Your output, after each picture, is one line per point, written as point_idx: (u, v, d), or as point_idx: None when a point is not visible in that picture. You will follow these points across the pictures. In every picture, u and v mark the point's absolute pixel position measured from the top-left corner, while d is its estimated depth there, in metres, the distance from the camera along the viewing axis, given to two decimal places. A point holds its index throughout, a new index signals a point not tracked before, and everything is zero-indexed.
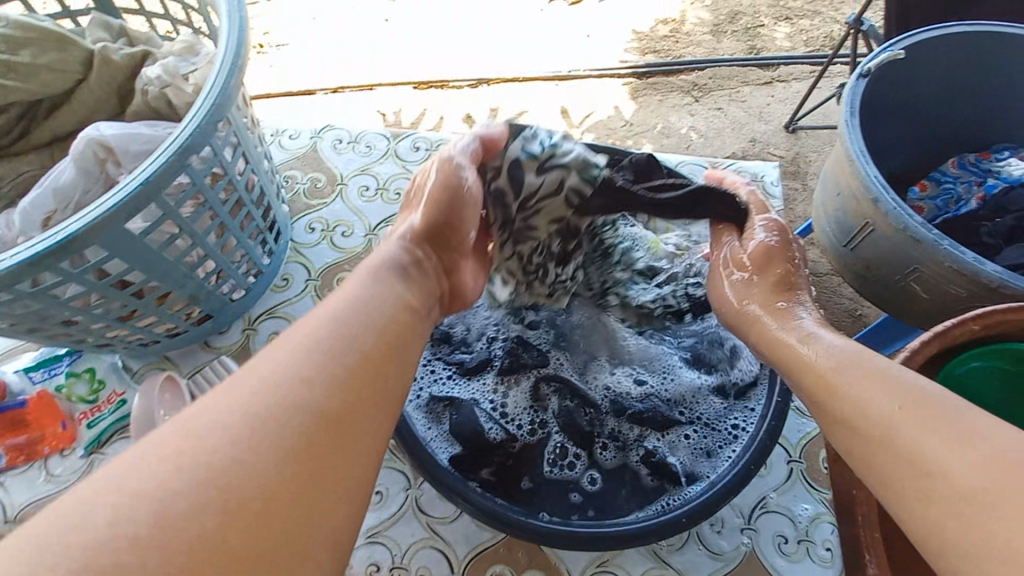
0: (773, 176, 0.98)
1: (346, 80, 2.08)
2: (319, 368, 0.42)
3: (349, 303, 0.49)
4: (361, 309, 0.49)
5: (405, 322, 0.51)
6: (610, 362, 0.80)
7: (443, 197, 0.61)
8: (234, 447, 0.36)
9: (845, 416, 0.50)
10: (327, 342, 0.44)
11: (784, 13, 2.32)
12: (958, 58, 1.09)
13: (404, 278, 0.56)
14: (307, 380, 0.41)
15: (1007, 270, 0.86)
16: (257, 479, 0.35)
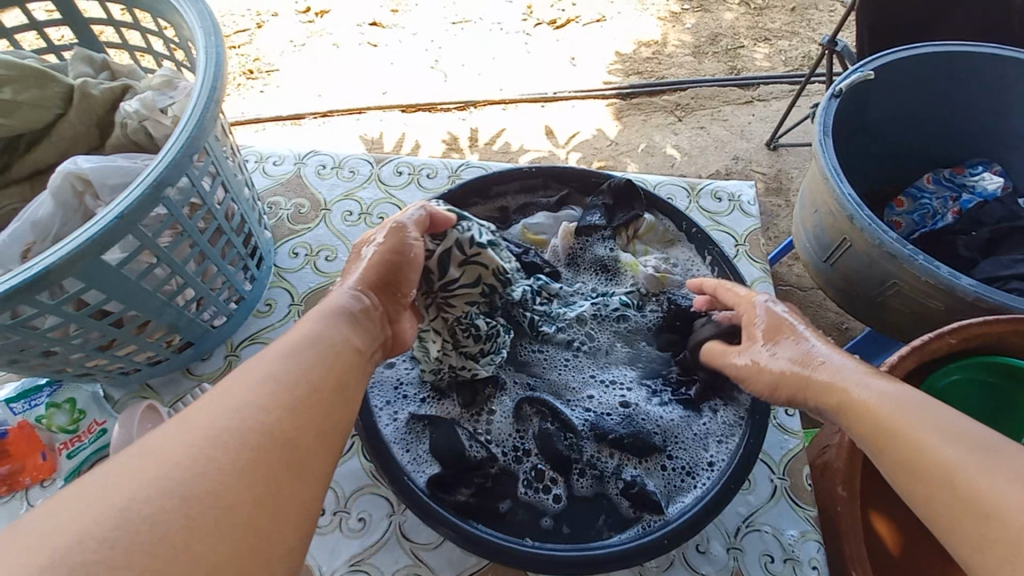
0: (750, 195, 1.00)
1: (335, 104, 2.11)
2: (276, 395, 0.43)
3: (296, 346, 0.48)
4: (312, 343, 0.49)
5: (354, 364, 0.51)
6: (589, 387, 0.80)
7: (390, 258, 0.61)
8: (202, 481, 0.36)
9: (895, 455, 0.47)
10: (277, 365, 0.45)
11: (763, 35, 2.39)
12: (927, 77, 1.12)
13: (352, 324, 0.54)
14: (264, 407, 0.41)
15: (983, 284, 0.88)
16: (226, 514, 0.35)
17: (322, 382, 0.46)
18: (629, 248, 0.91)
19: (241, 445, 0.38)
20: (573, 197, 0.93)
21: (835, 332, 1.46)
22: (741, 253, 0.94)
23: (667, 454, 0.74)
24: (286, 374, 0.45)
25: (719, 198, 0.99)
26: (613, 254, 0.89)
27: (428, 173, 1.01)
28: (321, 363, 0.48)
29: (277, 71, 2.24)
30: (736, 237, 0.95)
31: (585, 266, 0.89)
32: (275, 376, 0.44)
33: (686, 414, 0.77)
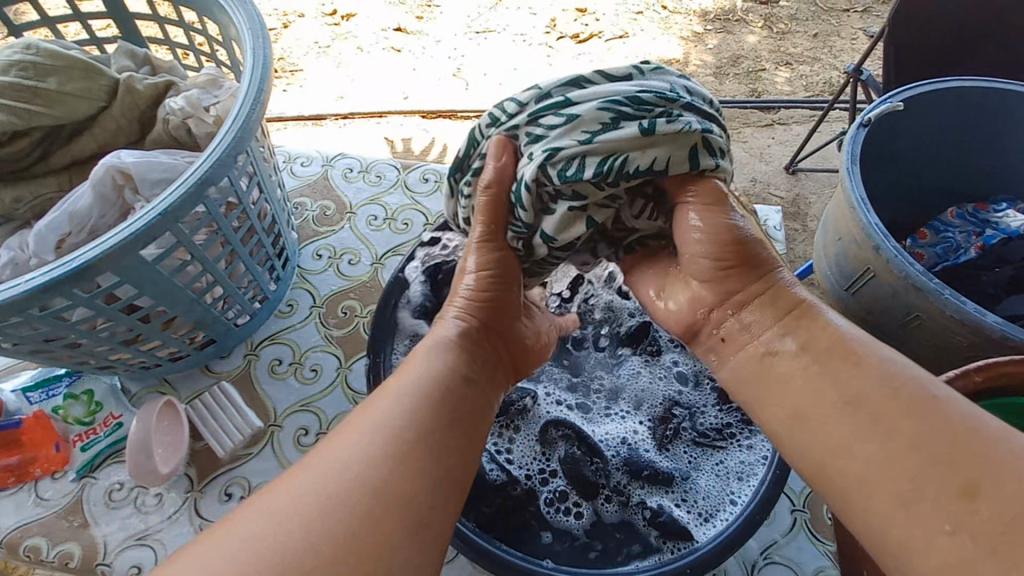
0: (777, 220, 0.99)
1: (357, 106, 2.13)
2: (407, 445, 0.46)
3: (416, 377, 0.53)
4: (427, 379, 0.53)
5: (463, 393, 0.54)
6: (621, 419, 0.79)
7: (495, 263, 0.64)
8: None
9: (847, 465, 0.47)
10: (404, 413, 0.49)
11: (785, 59, 2.40)
12: (956, 111, 1.12)
13: (458, 350, 0.58)
14: (398, 459, 0.45)
15: (1008, 322, 0.86)
16: None
17: (447, 422, 0.50)
18: None
19: (345, 495, 0.42)
20: None
21: None
22: None
23: (693, 483, 0.72)
24: (410, 421, 0.49)
25: None
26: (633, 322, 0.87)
27: None
28: (442, 407, 0.51)
29: (301, 71, 2.27)
30: None
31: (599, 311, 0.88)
32: (403, 422, 0.48)
33: (713, 446, 0.75)
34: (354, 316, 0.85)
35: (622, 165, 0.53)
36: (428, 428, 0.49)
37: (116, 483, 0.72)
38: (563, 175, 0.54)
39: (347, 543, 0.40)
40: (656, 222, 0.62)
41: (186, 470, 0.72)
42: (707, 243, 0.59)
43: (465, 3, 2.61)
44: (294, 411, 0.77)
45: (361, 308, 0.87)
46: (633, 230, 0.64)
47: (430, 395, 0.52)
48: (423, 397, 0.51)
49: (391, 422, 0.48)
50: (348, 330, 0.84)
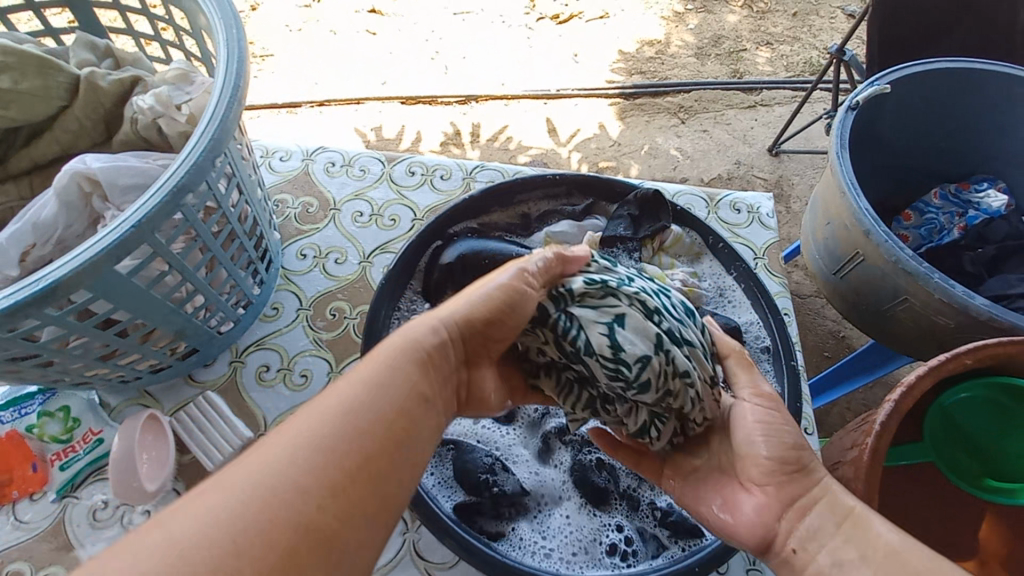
0: (769, 207, 0.97)
1: (333, 94, 2.08)
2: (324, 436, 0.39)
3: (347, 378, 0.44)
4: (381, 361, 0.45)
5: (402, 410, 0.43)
6: None
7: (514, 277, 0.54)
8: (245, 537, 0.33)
9: None
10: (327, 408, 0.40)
11: (766, 38, 2.38)
12: (943, 93, 1.13)
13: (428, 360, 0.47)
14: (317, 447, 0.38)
15: (997, 304, 0.88)
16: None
17: (378, 416, 0.42)
18: (654, 259, 0.78)
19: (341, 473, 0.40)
20: (599, 206, 0.81)
21: (834, 340, 1.47)
22: (760, 266, 0.91)
23: None
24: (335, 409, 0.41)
25: (738, 209, 0.96)
26: (639, 265, 0.74)
27: (441, 174, 0.98)
28: (373, 403, 0.42)
29: (272, 56, 2.19)
30: (756, 250, 0.92)
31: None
32: (336, 408, 0.41)
33: None
34: (343, 318, 0.82)
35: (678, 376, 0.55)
36: (345, 418, 0.40)
37: (100, 501, 0.68)
38: (614, 322, 0.55)
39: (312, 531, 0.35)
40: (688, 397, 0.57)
41: (174, 485, 0.68)
42: (770, 434, 0.56)
43: None
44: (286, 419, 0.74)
45: (350, 309, 0.84)
46: (678, 394, 0.56)
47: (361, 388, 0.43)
48: (362, 388, 0.43)
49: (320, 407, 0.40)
50: (338, 333, 0.81)
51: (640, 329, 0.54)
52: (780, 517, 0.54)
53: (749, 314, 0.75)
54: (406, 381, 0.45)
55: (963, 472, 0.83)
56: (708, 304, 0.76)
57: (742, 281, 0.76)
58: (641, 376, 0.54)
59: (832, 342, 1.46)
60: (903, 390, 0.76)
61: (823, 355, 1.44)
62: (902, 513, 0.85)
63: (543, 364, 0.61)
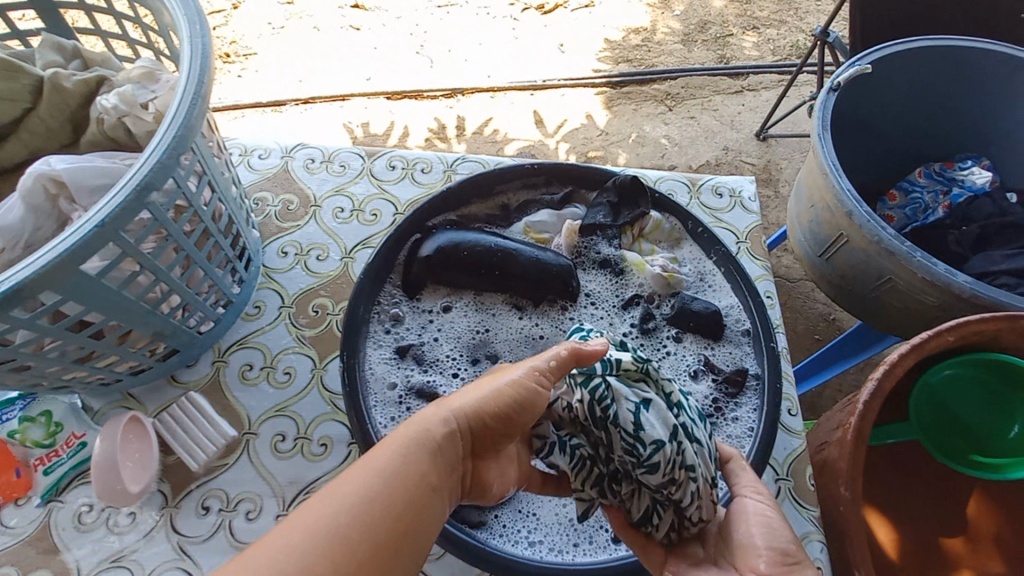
0: (751, 191, 0.97)
1: (318, 91, 2.07)
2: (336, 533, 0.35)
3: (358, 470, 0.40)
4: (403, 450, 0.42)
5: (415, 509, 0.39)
6: None
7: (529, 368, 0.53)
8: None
9: None
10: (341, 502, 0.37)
11: (752, 23, 2.37)
12: (923, 73, 1.13)
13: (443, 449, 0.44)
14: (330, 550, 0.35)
15: (978, 281, 0.88)
16: None
17: (393, 512, 0.38)
18: (635, 246, 0.78)
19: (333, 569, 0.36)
20: (578, 194, 0.81)
21: (824, 322, 1.48)
22: (742, 250, 0.91)
23: None
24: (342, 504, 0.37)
25: (719, 194, 0.96)
26: (618, 252, 0.76)
27: (422, 168, 0.97)
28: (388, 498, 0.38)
29: (256, 54, 2.18)
30: (738, 234, 0.92)
31: (589, 267, 0.77)
32: (354, 493, 0.37)
33: None
34: (325, 315, 0.82)
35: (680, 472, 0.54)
36: (361, 509, 0.37)
37: (85, 505, 0.68)
38: (642, 402, 0.55)
39: None
40: (690, 498, 0.55)
41: (159, 486, 0.68)
42: (772, 528, 0.53)
43: None
44: (268, 417, 0.74)
45: (333, 305, 0.83)
46: (681, 489, 0.55)
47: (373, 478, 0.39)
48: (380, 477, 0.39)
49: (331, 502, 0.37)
50: (320, 329, 0.81)
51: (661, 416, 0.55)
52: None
53: (729, 297, 0.75)
54: (421, 475, 0.41)
55: (952, 452, 0.84)
56: (689, 290, 0.75)
57: (723, 264, 0.76)
58: (649, 463, 0.54)
59: (823, 325, 1.47)
60: (885, 369, 0.76)
61: (813, 338, 1.45)
62: (885, 500, 0.88)
63: (552, 441, 0.58)
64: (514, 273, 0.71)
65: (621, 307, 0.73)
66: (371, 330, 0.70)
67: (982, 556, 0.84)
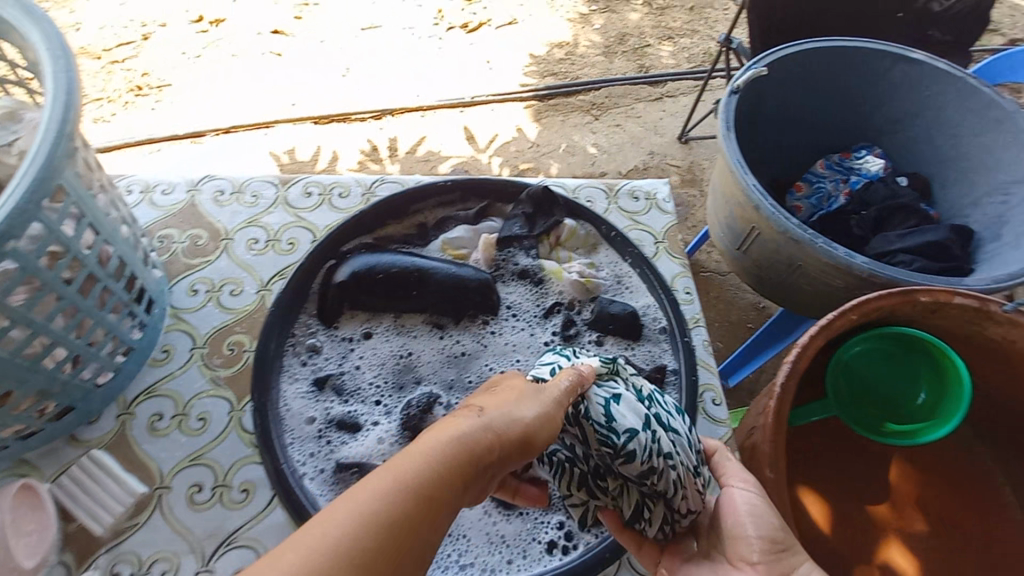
0: (665, 192, 1.01)
1: (241, 119, 2.01)
2: (353, 552, 0.34)
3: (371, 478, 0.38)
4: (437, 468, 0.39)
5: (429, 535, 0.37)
6: None
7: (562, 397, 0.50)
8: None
9: None
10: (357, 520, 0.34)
11: (666, 33, 2.49)
12: (813, 72, 1.21)
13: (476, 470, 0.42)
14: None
15: (876, 261, 0.95)
16: None
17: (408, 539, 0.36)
18: (553, 255, 0.80)
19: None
20: (494, 207, 0.81)
21: (755, 311, 1.55)
22: (660, 250, 0.94)
23: None
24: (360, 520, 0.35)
25: (636, 197, 0.99)
26: (536, 262, 0.77)
27: (339, 192, 0.95)
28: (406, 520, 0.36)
29: (170, 86, 2.10)
30: (656, 235, 0.95)
31: (508, 279, 0.77)
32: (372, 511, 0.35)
33: None
34: (243, 352, 0.78)
35: (663, 459, 0.57)
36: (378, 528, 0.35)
37: None
38: (613, 398, 0.58)
39: None
40: (674, 485, 0.58)
41: (60, 558, 0.63)
42: (758, 516, 0.60)
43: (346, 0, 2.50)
44: (183, 468, 0.69)
45: (251, 341, 0.80)
46: (666, 480, 0.57)
47: (398, 497, 0.36)
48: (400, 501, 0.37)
49: (357, 508, 0.35)
50: (238, 368, 0.77)
51: (633, 410, 0.58)
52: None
53: (647, 296, 0.77)
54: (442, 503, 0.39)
55: (870, 424, 0.86)
56: (609, 293, 0.77)
57: (638, 266, 0.78)
58: (626, 460, 0.56)
59: (754, 313, 1.55)
60: (799, 350, 0.80)
61: (745, 327, 1.52)
62: (817, 477, 0.92)
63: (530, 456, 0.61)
64: (433, 293, 0.71)
65: (542, 316, 0.74)
66: (285, 364, 0.68)
67: (906, 517, 0.90)
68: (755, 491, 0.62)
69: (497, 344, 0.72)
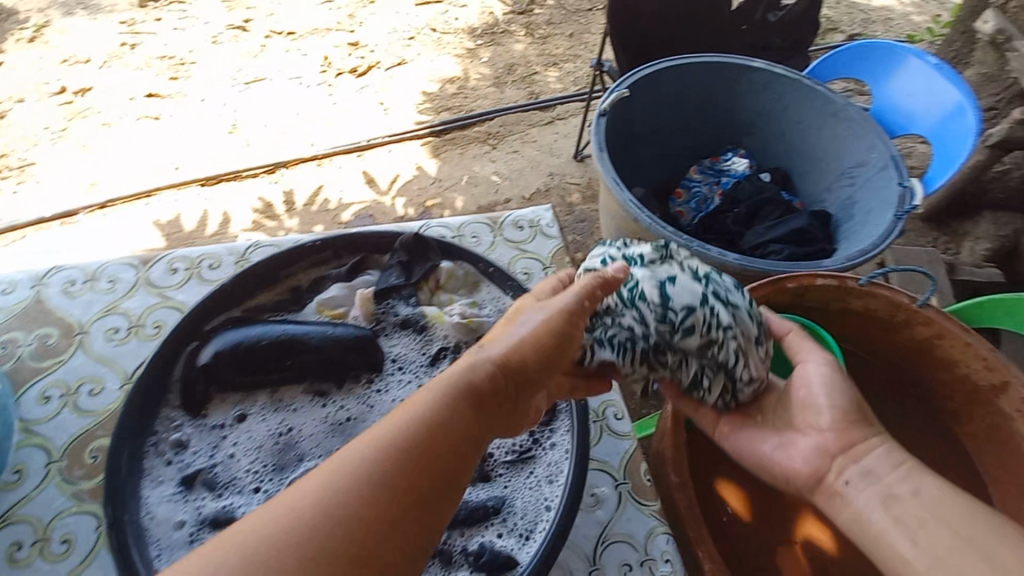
0: (548, 218, 1.04)
1: (119, 191, 1.89)
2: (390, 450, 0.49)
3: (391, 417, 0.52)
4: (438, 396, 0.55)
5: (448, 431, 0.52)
6: None
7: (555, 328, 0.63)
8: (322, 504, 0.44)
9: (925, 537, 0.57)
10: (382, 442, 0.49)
11: (551, 59, 2.61)
12: (673, 87, 1.31)
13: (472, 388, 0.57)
14: (368, 482, 0.46)
15: (747, 257, 1.02)
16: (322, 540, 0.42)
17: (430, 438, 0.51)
18: (435, 300, 0.86)
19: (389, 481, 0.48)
20: (370, 260, 0.87)
21: None
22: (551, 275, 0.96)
23: (506, 513, 0.77)
24: (389, 442, 0.49)
25: (520, 227, 1.02)
26: (417, 310, 0.83)
27: (210, 264, 0.93)
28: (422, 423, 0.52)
29: (37, 165, 1.96)
30: (544, 261, 0.98)
31: (390, 331, 0.83)
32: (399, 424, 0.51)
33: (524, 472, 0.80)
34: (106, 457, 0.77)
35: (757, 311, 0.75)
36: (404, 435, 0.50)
37: None
38: (668, 279, 0.72)
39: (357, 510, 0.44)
40: (749, 348, 0.71)
41: None
42: (835, 387, 0.68)
43: (225, 55, 2.43)
44: None
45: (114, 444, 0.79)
46: (731, 348, 0.70)
47: (415, 424, 0.52)
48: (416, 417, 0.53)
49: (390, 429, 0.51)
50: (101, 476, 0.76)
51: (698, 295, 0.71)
52: (834, 456, 0.65)
53: None
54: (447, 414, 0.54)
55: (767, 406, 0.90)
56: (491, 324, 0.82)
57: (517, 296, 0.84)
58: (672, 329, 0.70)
59: None
60: None
61: None
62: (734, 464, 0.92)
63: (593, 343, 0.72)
64: (307, 359, 0.76)
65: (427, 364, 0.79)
66: (149, 467, 0.70)
67: None
68: (830, 366, 0.70)
69: (383, 401, 0.78)
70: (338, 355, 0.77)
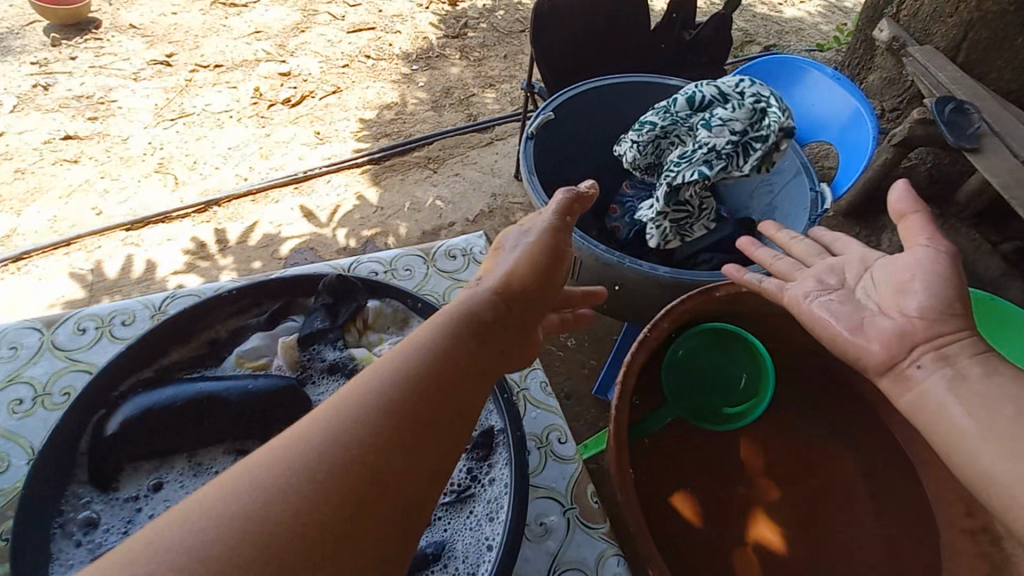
0: (480, 245, 1.04)
1: (34, 243, 1.78)
2: (400, 378, 0.47)
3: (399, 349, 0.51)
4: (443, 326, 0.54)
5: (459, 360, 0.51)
6: None
7: (544, 254, 0.68)
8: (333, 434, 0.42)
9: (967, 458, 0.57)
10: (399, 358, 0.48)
11: (488, 82, 2.64)
12: (598, 106, 1.35)
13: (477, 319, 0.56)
14: (384, 400, 0.45)
15: (679, 269, 1.04)
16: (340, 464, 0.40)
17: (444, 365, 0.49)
18: (364, 342, 0.87)
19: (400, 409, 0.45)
20: (293, 307, 0.88)
21: None
22: None
23: (447, 560, 0.72)
24: (398, 368, 0.48)
25: (453, 256, 1.02)
26: (345, 353, 0.84)
27: (121, 320, 0.89)
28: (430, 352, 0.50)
29: None
30: None
31: (317, 378, 0.82)
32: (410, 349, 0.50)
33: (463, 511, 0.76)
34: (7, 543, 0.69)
35: None
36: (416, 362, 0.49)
37: None
38: None
39: (373, 443, 0.42)
40: None
41: None
42: (938, 278, 0.65)
43: (149, 92, 2.34)
44: None
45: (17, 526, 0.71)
46: None
47: (422, 352, 0.50)
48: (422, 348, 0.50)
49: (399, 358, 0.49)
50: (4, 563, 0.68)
51: None
52: (913, 342, 0.63)
53: None
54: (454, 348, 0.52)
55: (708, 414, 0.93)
56: None
57: None
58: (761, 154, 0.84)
59: None
60: (625, 368, 0.84)
61: None
62: (679, 475, 0.93)
63: None
64: (224, 417, 0.74)
65: None
66: (56, 550, 0.64)
67: (762, 488, 0.93)
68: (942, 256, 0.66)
69: None
70: (258, 410, 0.74)
